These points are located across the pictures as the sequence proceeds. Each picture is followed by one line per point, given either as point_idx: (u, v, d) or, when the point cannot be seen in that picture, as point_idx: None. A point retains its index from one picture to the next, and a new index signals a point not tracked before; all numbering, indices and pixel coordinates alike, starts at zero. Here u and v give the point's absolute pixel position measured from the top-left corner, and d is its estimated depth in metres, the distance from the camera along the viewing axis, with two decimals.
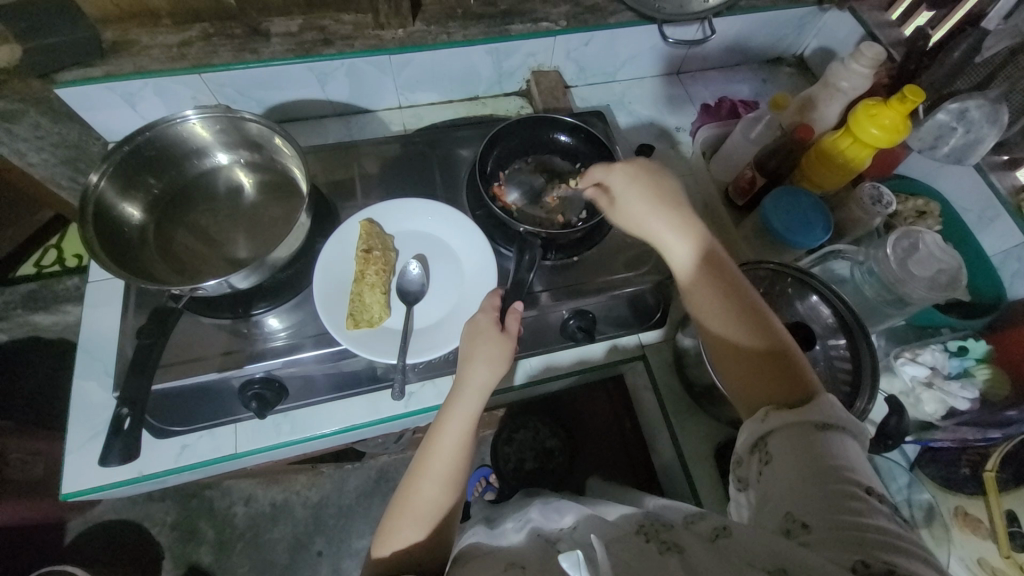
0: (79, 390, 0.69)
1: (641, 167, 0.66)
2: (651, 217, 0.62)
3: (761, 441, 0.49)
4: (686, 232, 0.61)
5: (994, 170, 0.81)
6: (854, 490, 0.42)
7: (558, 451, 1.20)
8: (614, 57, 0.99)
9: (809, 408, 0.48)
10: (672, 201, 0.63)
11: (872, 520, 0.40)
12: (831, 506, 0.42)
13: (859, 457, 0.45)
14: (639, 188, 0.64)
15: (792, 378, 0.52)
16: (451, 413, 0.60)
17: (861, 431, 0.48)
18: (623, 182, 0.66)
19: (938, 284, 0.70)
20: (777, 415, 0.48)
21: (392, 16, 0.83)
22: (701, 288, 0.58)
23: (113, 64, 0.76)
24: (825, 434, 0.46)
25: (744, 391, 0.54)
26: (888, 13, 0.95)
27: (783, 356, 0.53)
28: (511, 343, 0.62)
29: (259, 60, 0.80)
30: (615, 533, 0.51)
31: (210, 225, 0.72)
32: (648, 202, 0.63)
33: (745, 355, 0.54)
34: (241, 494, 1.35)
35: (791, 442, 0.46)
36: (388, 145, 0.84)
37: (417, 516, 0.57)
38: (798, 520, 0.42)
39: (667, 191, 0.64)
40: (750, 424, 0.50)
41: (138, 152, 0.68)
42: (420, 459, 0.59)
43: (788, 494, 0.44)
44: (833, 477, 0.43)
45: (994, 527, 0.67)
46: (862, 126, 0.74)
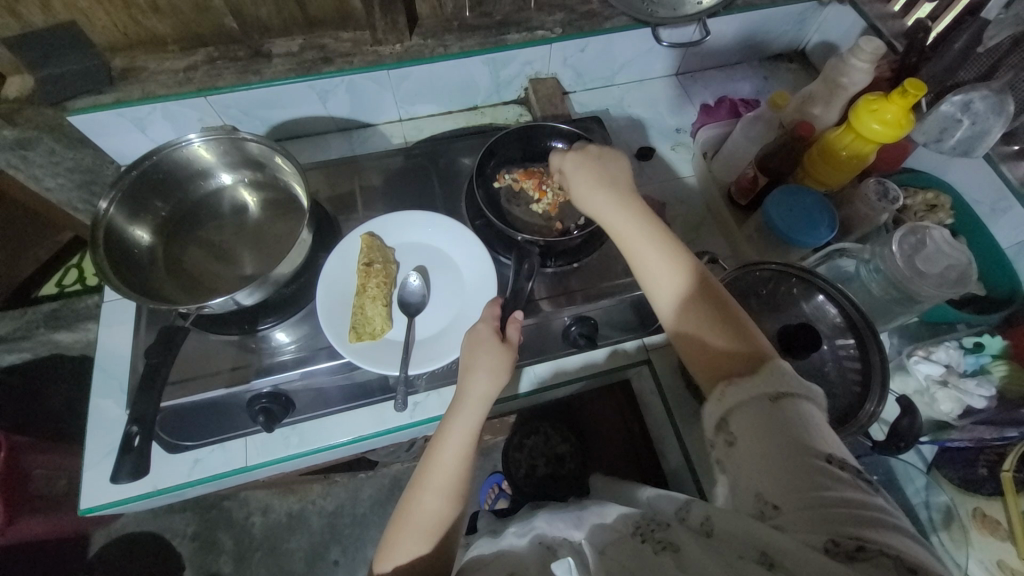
0: (96, 407, 0.71)
1: (589, 153, 0.68)
2: (600, 200, 0.65)
3: (724, 421, 0.48)
4: (637, 219, 0.63)
5: (1005, 160, 0.79)
6: (819, 463, 0.42)
7: (568, 457, 1.20)
8: (611, 61, 0.99)
9: (761, 379, 0.48)
10: (618, 186, 0.65)
11: (839, 493, 0.40)
12: (798, 483, 0.41)
13: (821, 424, 0.45)
14: (583, 175, 0.66)
15: (747, 353, 0.52)
16: (451, 425, 0.61)
17: (818, 395, 0.48)
18: (573, 167, 0.68)
19: (948, 280, 0.69)
20: (733, 391, 0.49)
21: (389, 32, 0.85)
22: (655, 275, 0.60)
23: (122, 91, 0.79)
24: (781, 403, 0.46)
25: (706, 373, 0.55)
26: (890, 4, 0.93)
27: (739, 335, 0.54)
28: (511, 353, 0.62)
29: (262, 81, 0.82)
30: (613, 535, 0.51)
31: (217, 243, 0.74)
32: (597, 188, 0.65)
33: (704, 342, 0.56)
34: (257, 504, 1.38)
35: (749, 416, 0.46)
36: (389, 159, 0.86)
37: (419, 529, 0.58)
38: (769, 503, 0.42)
39: (613, 176, 0.66)
40: (710, 403, 0.51)
41: (145, 177, 0.71)
42: (422, 471, 0.60)
43: (756, 475, 0.44)
44: (796, 452, 0.43)
45: (1012, 528, 0.65)
46: (863, 121, 0.73)
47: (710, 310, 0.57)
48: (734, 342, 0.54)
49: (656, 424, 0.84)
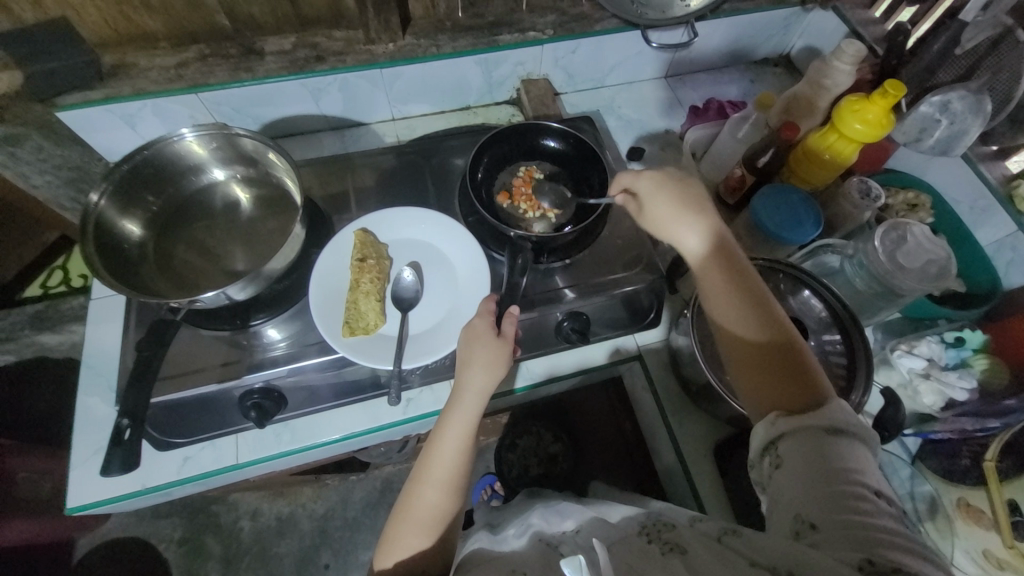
0: (83, 406, 0.70)
1: (671, 176, 0.66)
2: (675, 223, 0.63)
3: (772, 444, 0.48)
4: (710, 239, 0.61)
5: (984, 160, 0.82)
6: (863, 492, 0.42)
7: (561, 456, 1.21)
8: (602, 63, 1.01)
9: (818, 413, 0.48)
10: (701, 211, 0.63)
11: (878, 520, 0.40)
12: (838, 506, 0.42)
13: (870, 464, 0.45)
14: (665, 196, 0.65)
15: (802, 386, 0.51)
16: (451, 417, 0.61)
17: (873, 440, 0.47)
18: (651, 189, 0.66)
19: (928, 275, 0.71)
20: (787, 419, 0.48)
21: (382, 31, 0.85)
22: (718, 290, 0.58)
23: (113, 87, 0.78)
24: (836, 439, 0.46)
25: (751, 392, 0.54)
26: (871, 10, 0.97)
27: (797, 359, 0.53)
28: (508, 348, 0.63)
29: (254, 78, 0.83)
30: (619, 535, 0.53)
31: (208, 240, 0.74)
32: (675, 209, 0.63)
33: (756, 362, 0.54)
34: (246, 508, 1.36)
35: (802, 444, 0.46)
36: (382, 157, 0.86)
37: (419, 521, 0.58)
38: (807, 521, 0.42)
39: (693, 199, 0.64)
40: (761, 426, 0.50)
41: (137, 171, 0.70)
42: (422, 465, 0.60)
43: (795, 496, 0.44)
44: (842, 479, 0.43)
45: (996, 518, 0.66)
46: (846, 121, 0.75)
47: (774, 327, 0.55)
48: (793, 369, 0.52)
49: (646, 419, 0.85)
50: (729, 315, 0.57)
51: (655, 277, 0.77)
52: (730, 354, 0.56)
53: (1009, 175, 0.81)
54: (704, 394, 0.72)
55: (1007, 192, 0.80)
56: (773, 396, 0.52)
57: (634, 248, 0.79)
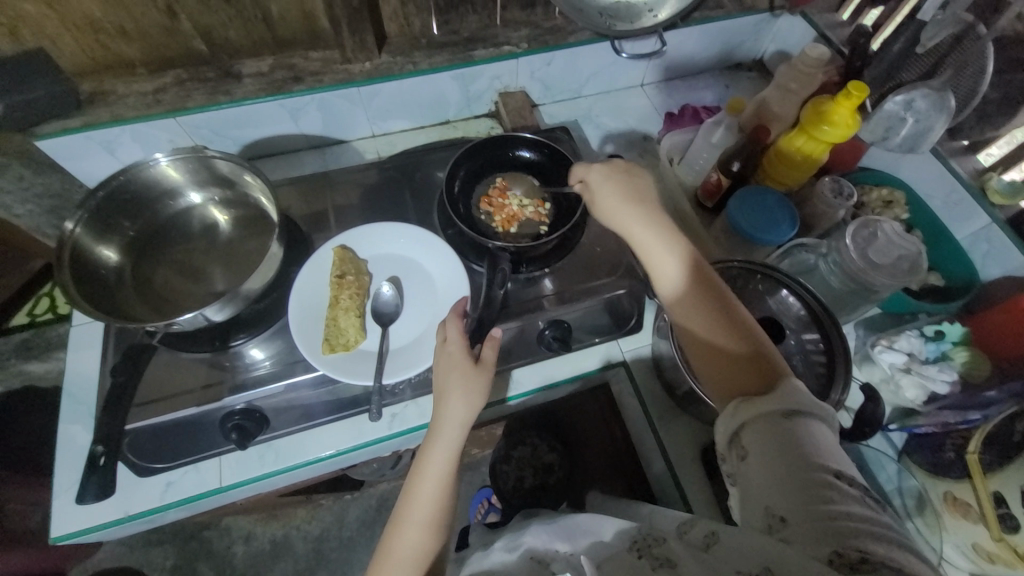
0: (64, 434, 0.70)
1: (616, 166, 0.69)
2: (626, 213, 0.65)
3: (736, 435, 0.49)
4: (655, 225, 0.63)
5: (954, 155, 0.84)
6: (826, 477, 0.43)
7: (557, 466, 1.21)
8: (578, 74, 1.02)
9: (774, 395, 0.48)
10: (645, 201, 0.66)
11: (845, 507, 0.41)
12: (804, 496, 0.42)
13: (832, 444, 0.46)
14: (611, 188, 0.67)
15: (760, 367, 0.53)
16: (429, 454, 0.61)
17: (830, 416, 0.48)
18: (600, 179, 0.68)
19: (900, 271, 0.72)
20: (747, 407, 0.49)
21: (358, 50, 0.86)
22: (667, 276, 0.61)
23: (91, 115, 0.79)
24: (793, 422, 0.46)
25: (715, 380, 0.56)
26: (838, 13, 0.98)
27: (749, 341, 0.55)
28: (486, 376, 0.63)
29: (232, 101, 0.84)
30: (610, 551, 0.53)
31: (188, 262, 0.74)
32: (622, 200, 0.66)
33: (717, 352, 0.56)
34: (240, 533, 1.34)
35: (763, 431, 0.47)
36: (362, 174, 0.87)
37: (400, 563, 0.57)
38: (777, 515, 0.43)
39: (639, 191, 0.67)
40: (725, 418, 0.51)
41: (113, 197, 0.70)
42: (403, 502, 0.60)
43: (764, 488, 0.45)
44: (805, 465, 0.44)
45: (983, 510, 0.65)
46: (815, 124, 0.77)
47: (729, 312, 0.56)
48: (746, 348, 0.54)
49: (634, 426, 0.85)
50: (685, 305, 0.58)
51: (635, 283, 0.77)
52: (691, 342, 0.58)
53: (980, 169, 0.82)
54: (688, 398, 0.72)
55: (979, 185, 0.82)
56: (734, 384, 0.53)
57: (614, 255, 0.80)
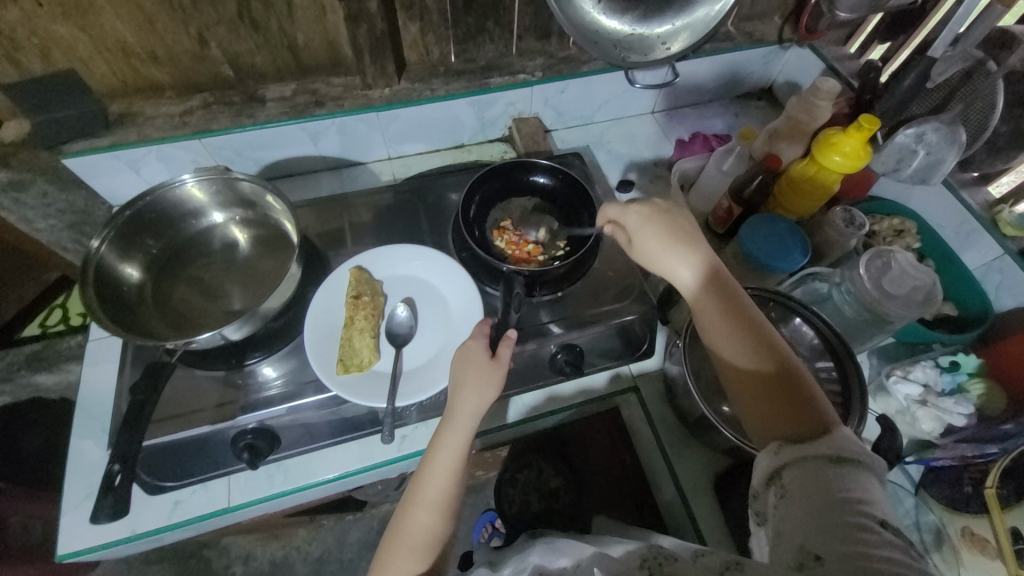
0: (76, 449, 0.70)
1: (656, 208, 0.68)
2: (668, 255, 0.64)
3: (777, 473, 0.49)
4: (697, 261, 0.63)
5: (965, 186, 0.84)
6: (868, 523, 0.43)
7: (562, 490, 1.20)
8: (590, 101, 1.05)
9: (822, 441, 0.48)
10: (690, 241, 0.64)
11: (883, 552, 0.41)
12: (842, 535, 0.42)
13: (876, 492, 0.46)
14: (655, 225, 0.66)
15: (808, 411, 0.52)
16: (441, 444, 0.61)
17: (878, 465, 0.48)
18: (638, 223, 0.67)
19: (915, 301, 0.72)
20: (790, 449, 0.49)
21: (379, 77, 0.89)
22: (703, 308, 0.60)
23: (118, 135, 0.82)
24: (840, 469, 0.46)
25: (758, 422, 0.55)
26: (846, 47, 1.01)
27: (798, 386, 0.54)
28: (500, 370, 0.63)
29: (255, 123, 0.86)
30: (620, 564, 0.52)
31: (206, 281, 0.75)
32: (664, 237, 0.65)
33: (759, 389, 0.55)
34: (239, 553, 1.32)
35: (806, 474, 0.47)
36: (379, 195, 0.89)
37: (412, 546, 0.57)
38: (811, 553, 0.43)
39: (683, 229, 0.66)
40: (765, 455, 0.51)
41: (138, 216, 0.72)
42: (416, 487, 0.60)
43: (800, 527, 0.45)
44: (845, 508, 0.44)
45: (1001, 547, 0.64)
46: (825, 154, 0.77)
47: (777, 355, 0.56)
48: (789, 388, 0.54)
49: (645, 452, 0.84)
50: (726, 343, 0.58)
51: (646, 308, 0.78)
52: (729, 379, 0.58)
53: (992, 201, 0.83)
54: (701, 425, 0.71)
55: (990, 216, 0.82)
56: (779, 427, 0.53)
57: (626, 280, 0.80)
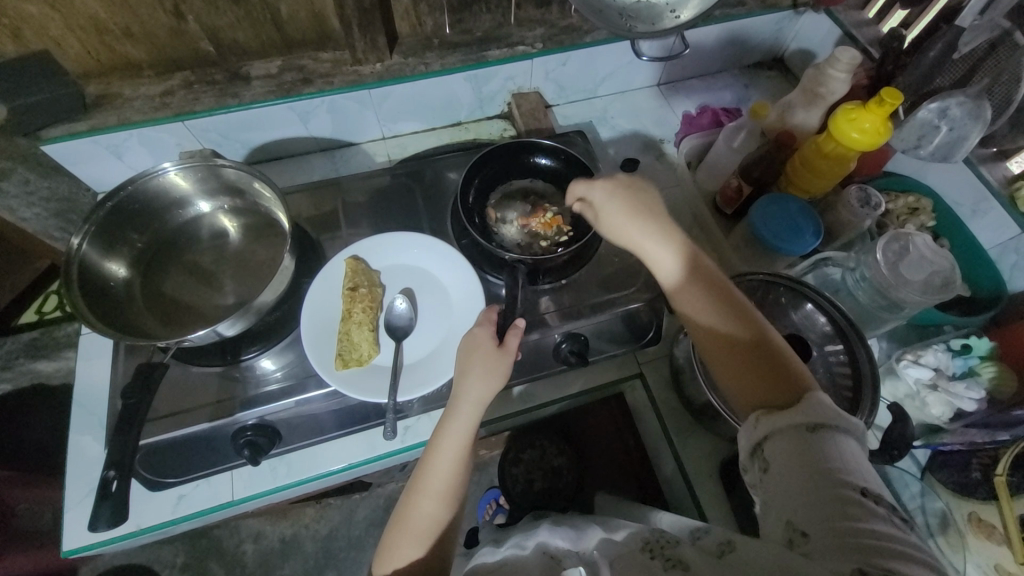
0: (75, 445, 0.69)
1: (619, 180, 0.66)
2: (635, 230, 0.62)
3: (758, 447, 0.48)
4: (668, 237, 0.61)
5: (984, 162, 0.81)
6: (851, 494, 0.41)
7: (565, 469, 1.21)
8: (593, 74, 1.00)
9: (798, 409, 0.47)
10: (656, 215, 0.63)
11: (870, 525, 0.40)
12: (827, 510, 0.41)
13: (859, 458, 0.44)
14: (618, 202, 0.64)
15: (784, 379, 0.51)
16: (445, 431, 0.60)
17: (857, 427, 0.46)
18: (605, 196, 0.65)
19: (932, 287, 0.70)
20: (769, 419, 0.48)
21: (369, 51, 0.84)
22: (679, 284, 0.59)
23: (97, 118, 0.77)
24: (818, 436, 0.45)
25: (737, 395, 0.54)
26: (865, 11, 0.95)
27: (775, 354, 0.53)
28: (508, 359, 0.61)
29: (240, 104, 0.81)
30: (620, 549, 0.51)
31: (197, 273, 0.73)
32: (629, 214, 0.63)
33: (735, 360, 0.54)
34: (249, 532, 1.34)
35: (785, 444, 0.46)
36: (374, 178, 0.85)
37: (414, 532, 0.57)
38: (798, 529, 0.42)
39: (647, 203, 0.64)
40: (745, 430, 0.50)
41: (120, 208, 0.69)
42: (419, 475, 0.59)
43: (786, 500, 0.44)
44: (827, 480, 0.42)
45: (1008, 532, 0.65)
46: (842, 130, 0.73)
47: (749, 323, 0.55)
48: (765, 357, 0.53)
49: (649, 438, 0.83)
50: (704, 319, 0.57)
51: (652, 294, 0.76)
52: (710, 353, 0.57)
53: (1011, 176, 0.80)
54: (708, 413, 0.70)
55: (1009, 194, 0.79)
56: (756, 399, 0.51)
57: (632, 266, 0.78)
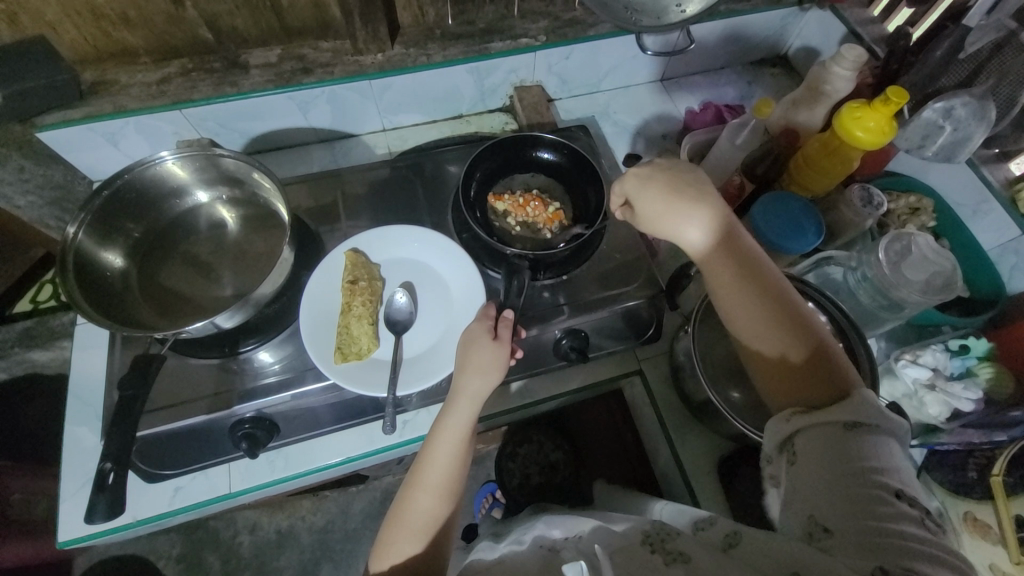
0: (71, 436, 0.69)
1: (660, 165, 0.63)
2: (674, 220, 0.59)
3: (789, 441, 0.48)
4: (711, 229, 0.58)
5: (987, 163, 0.81)
6: (884, 494, 0.41)
7: (562, 464, 1.21)
8: (597, 68, 0.99)
9: (838, 408, 0.47)
10: (702, 203, 0.59)
11: (900, 526, 0.40)
12: (855, 508, 0.41)
13: (896, 459, 0.44)
14: (657, 188, 0.61)
15: (826, 377, 0.51)
16: (443, 425, 0.60)
17: (900, 429, 0.46)
18: (641, 182, 0.62)
19: (932, 287, 0.70)
20: (805, 417, 0.48)
21: (371, 41, 0.83)
22: (720, 279, 0.57)
23: (92, 105, 0.76)
24: (857, 434, 0.45)
25: (771, 385, 0.54)
26: (870, 9, 0.95)
27: (820, 354, 0.53)
28: (503, 352, 0.61)
29: (239, 93, 0.80)
30: (620, 542, 0.50)
31: (194, 264, 0.72)
32: (670, 201, 0.59)
33: (772, 355, 0.54)
34: (245, 523, 1.34)
35: (820, 441, 0.46)
36: (374, 170, 0.84)
37: (412, 527, 0.57)
38: (820, 524, 0.42)
39: (693, 187, 0.60)
40: (775, 423, 0.50)
41: (116, 197, 0.68)
42: (416, 471, 0.59)
43: (812, 494, 0.44)
44: (860, 480, 0.42)
45: (1004, 532, 0.65)
46: (848, 128, 0.72)
47: (786, 320, 0.54)
48: (809, 356, 0.53)
49: (646, 434, 0.83)
50: (746, 315, 0.55)
51: (653, 291, 0.75)
52: (747, 347, 0.56)
53: (1012, 178, 0.80)
54: (707, 411, 0.70)
55: (1010, 195, 0.79)
56: (797, 395, 0.52)
57: (633, 263, 0.77)
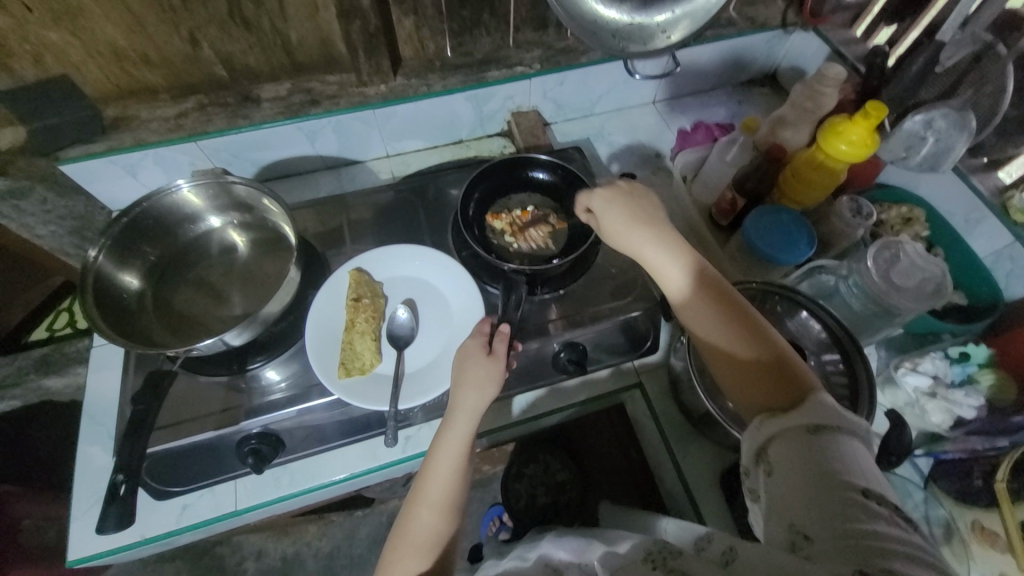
0: (83, 455, 0.70)
1: (619, 187, 0.68)
2: (634, 238, 0.64)
3: (762, 451, 0.49)
4: (670, 245, 0.63)
5: (976, 172, 0.82)
6: (854, 495, 0.42)
7: (569, 484, 1.20)
8: (590, 93, 1.03)
9: (798, 412, 0.48)
10: (653, 223, 0.65)
11: (873, 527, 0.40)
12: (830, 513, 0.41)
13: (863, 459, 0.45)
14: (617, 208, 0.66)
15: (787, 382, 0.52)
16: (443, 440, 0.61)
17: (860, 429, 0.47)
18: (603, 204, 0.67)
19: (925, 293, 0.71)
20: (771, 424, 0.49)
21: (374, 73, 0.88)
22: (683, 295, 0.60)
23: (114, 139, 0.81)
24: (820, 436, 0.46)
25: (738, 394, 0.55)
26: (853, 29, 0.98)
27: (779, 361, 0.54)
28: (497, 366, 0.63)
29: (251, 124, 0.85)
30: (621, 562, 0.50)
31: (206, 286, 0.75)
32: (627, 222, 0.65)
33: (732, 361, 0.56)
34: (251, 549, 1.34)
35: (789, 448, 0.46)
36: (378, 194, 0.87)
37: (416, 544, 0.58)
38: (800, 532, 0.42)
39: (646, 211, 0.66)
40: (750, 433, 0.51)
41: (135, 223, 0.72)
42: (418, 487, 0.60)
43: (790, 503, 0.44)
44: (829, 482, 0.43)
45: (1010, 539, 0.63)
46: (831, 142, 0.75)
47: (746, 327, 0.56)
48: (769, 363, 0.54)
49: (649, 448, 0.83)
50: (707, 324, 0.58)
51: (649, 303, 0.77)
52: (713, 358, 0.58)
53: (1003, 187, 0.81)
54: (706, 422, 0.71)
55: (1001, 203, 0.80)
56: (761, 402, 0.53)
57: (628, 277, 0.79)
